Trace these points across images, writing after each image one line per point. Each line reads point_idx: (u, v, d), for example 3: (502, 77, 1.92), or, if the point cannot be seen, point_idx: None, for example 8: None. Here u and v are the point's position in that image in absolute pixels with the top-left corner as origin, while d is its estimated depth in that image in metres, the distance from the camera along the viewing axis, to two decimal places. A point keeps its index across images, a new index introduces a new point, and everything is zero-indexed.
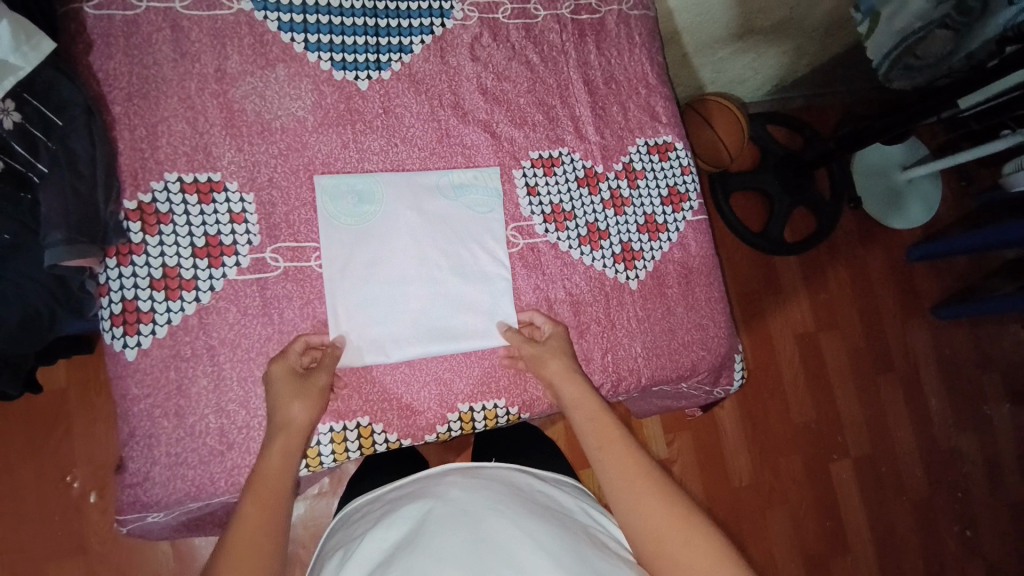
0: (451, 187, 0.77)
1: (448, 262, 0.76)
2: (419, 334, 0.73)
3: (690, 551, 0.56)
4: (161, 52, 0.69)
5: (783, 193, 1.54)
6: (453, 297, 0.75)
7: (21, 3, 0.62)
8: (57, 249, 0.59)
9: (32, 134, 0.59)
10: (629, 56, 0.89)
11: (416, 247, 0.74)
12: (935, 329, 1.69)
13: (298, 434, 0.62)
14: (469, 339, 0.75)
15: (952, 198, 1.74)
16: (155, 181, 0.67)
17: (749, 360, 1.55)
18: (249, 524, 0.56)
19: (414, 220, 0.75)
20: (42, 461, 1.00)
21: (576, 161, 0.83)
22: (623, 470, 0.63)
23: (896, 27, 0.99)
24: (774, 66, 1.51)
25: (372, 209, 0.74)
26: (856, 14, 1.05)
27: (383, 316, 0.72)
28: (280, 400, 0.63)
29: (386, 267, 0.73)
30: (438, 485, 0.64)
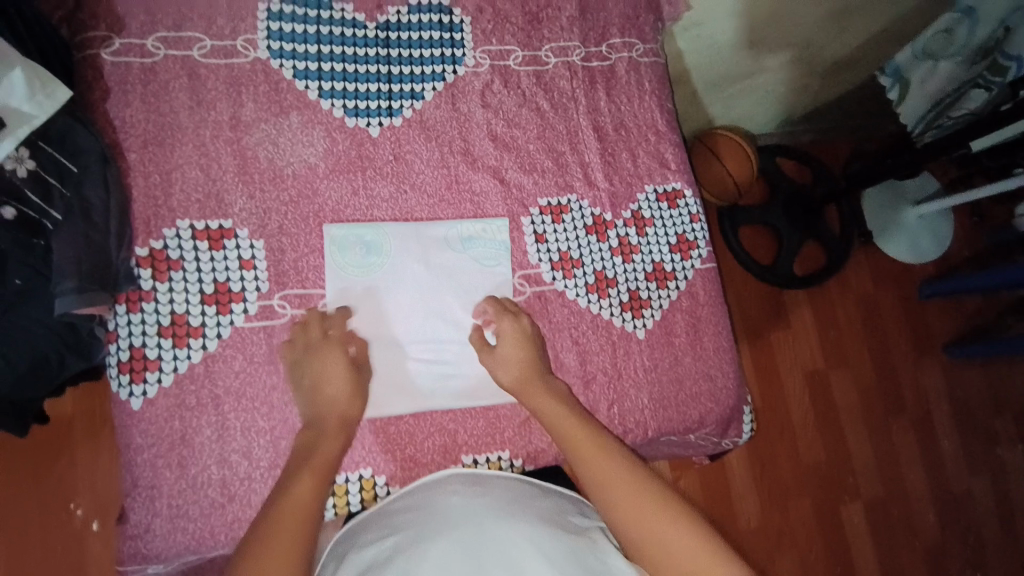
0: (459, 239, 0.77)
1: (453, 317, 0.76)
2: (427, 388, 0.73)
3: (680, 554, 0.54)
4: (179, 99, 0.71)
5: (789, 231, 1.54)
6: (458, 353, 0.75)
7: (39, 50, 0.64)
8: (67, 298, 0.59)
9: (46, 181, 0.60)
10: (639, 103, 0.89)
11: (422, 300, 0.75)
12: (946, 367, 1.66)
13: (342, 424, 0.64)
14: (470, 396, 0.74)
15: (963, 234, 1.73)
16: (168, 227, 0.68)
17: (758, 395, 1.53)
18: (295, 492, 0.56)
19: (420, 272, 0.75)
20: (47, 489, 1.00)
21: (585, 209, 0.83)
22: (635, 508, 0.57)
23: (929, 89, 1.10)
24: (783, 103, 1.51)
25: (379, 260, 0.74)
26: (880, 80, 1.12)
27: (397, 364, 0.73)
28: (341, 394, 0.64)
29: (405, 319, 0.74)
30: (438, 495, 0.62)
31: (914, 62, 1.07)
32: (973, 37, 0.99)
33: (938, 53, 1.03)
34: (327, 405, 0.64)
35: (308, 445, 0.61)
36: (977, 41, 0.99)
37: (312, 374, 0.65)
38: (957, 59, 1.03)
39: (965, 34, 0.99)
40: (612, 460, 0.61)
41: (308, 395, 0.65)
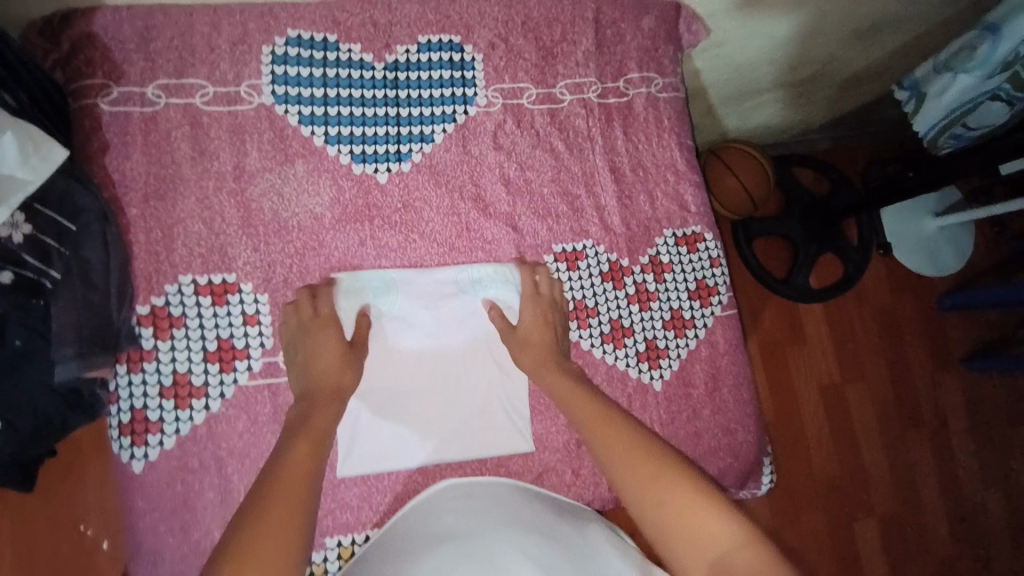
0: (468, 283, 0.75)
1: (463, 362, 0.73)
2: (435, 439, 0.71)
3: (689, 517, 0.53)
4: (181, 150, 0.68)
5: (808, 248, 1.49)
6: (465, 401, 0.73)
7: (36, 104, 0.64)
8: (68, 364, 0.58)
9: (44, 243, 0.59)
10: (657, 141, 0.85)
11: (432, 344, 0.73)
12: (966, 386, 1.62)
13: (339, 399, 0.62)
14: (476, 449, 0.72)
15: (987, 252, 1.67)
16: (169, 283, 0.66)
17: (770, 407, 1.50)
18: (296, 462, 0.54)
19: (429, 317, 0.73)
20: (53, 508, 0.95)
21: (601, 255, 0.80)
22: (640, 470, 0.57)
23: (946, 104, 1.04)
24: (801, 118, 1.46)
25: (388, 304, 0.72)
26: (898, 93, 1.10)
27: (396, 372, 0.71)
28: (331, 368, 0.64)
29: (416, 327, 0.72)
30: (433, 515, 0.63)
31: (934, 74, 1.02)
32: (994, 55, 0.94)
33: (960, 67, 0.98)
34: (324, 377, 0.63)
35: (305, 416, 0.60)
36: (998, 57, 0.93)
37: (311, 357, 0.64)
38: (977, 74, 0.97)
39: (988, 52, 0.94)
40: (624, 431, 0.61)
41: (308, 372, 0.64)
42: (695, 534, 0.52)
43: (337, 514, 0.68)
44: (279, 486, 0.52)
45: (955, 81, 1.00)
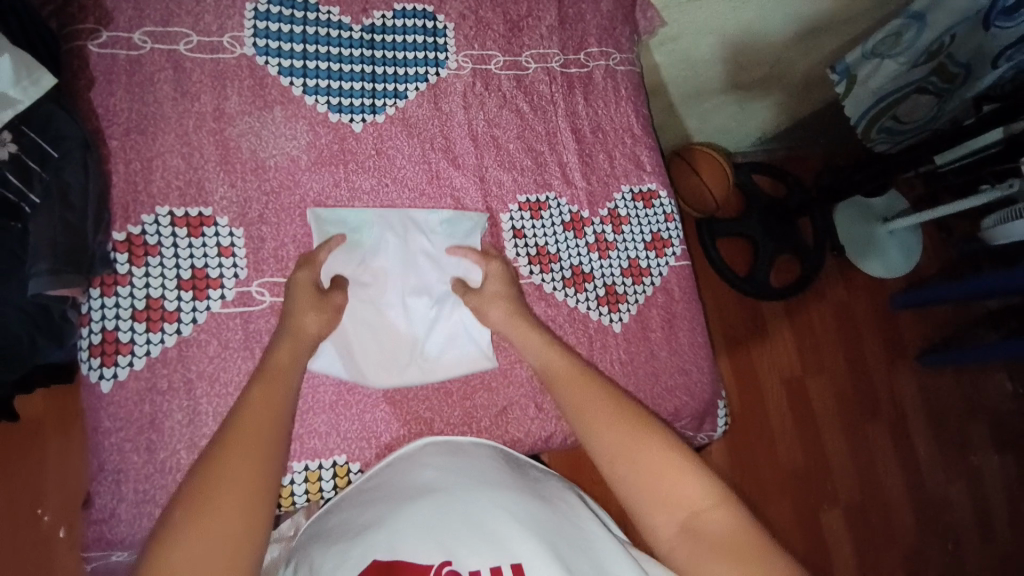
0: (434, 223, 0.79)
1: (430, 295, 0.77)
2: (402, 365, 0.75)
3: (666, 480, 0.57)
4: (163, 90, 0.72)
5: (768, 245, 1.58)
6: (430, 331, 0.77)
7: (25, 39, 0.65)
8: (41, 279, 0.60)
9: (27, 165, 0.62)
10: (615, 108, 0.92)
11: (401, 278, 0.77)
12: (921, 378, 1.70)
13: (305, 344, 0.63)
14: (442, 371, 0.76)
15: (934, 250, 1.79)
16: (146, 214, 0.69)
17: (736, 402, 1.55)
18: (252, 401, 0.55)
19: (399, 252, 0.77)
20: (11, 492, 0.96)
21: (562, 206, 0.85)
22: (616, 430, 0.61)
23: (870, 86, 1.25)
24: (759, 119, 1.55)
25: (362, 238, 0.75)
26: (833, 76, 1.26)
27: (370, 298, 0.75)
28: (298, 308, 0.64)
29: (386, 255, 0.76)
30: (413, 468, 0.64)
31: (863, 61, 1.20)
32: (921, 38, 1.13)
33: (887, 52, 1.17)
34: (299, 331, 0.63)
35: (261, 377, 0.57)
36: (922, 43, 1.14)
37: (298, 309, 0.64)
38: (901, 59, 1.18)
39: (911, 38, 1.14)
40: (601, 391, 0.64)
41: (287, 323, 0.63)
42: (673, 501, 0.56)
43: (304, 440, 0.70)
44: (234, 448, 0.51)
45: (883, 64, 1.19)
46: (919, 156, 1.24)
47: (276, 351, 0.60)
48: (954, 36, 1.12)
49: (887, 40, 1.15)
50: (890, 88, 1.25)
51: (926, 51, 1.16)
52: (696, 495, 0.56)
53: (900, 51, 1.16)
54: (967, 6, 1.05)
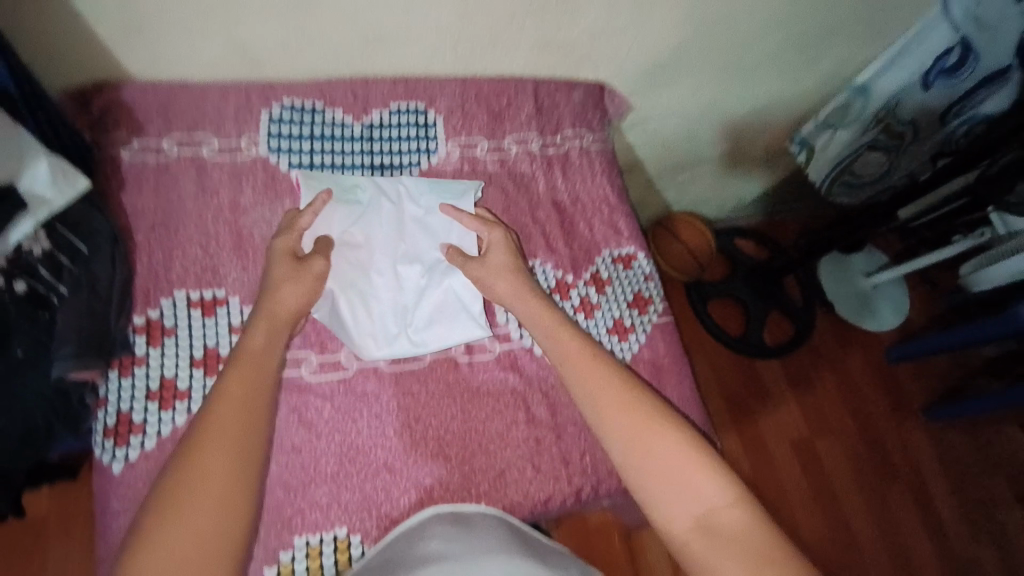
0: (423, 188, 0.86)
1: (418, 262, 0.85)
2: (393, 330, 0.81)
3: (677, 470, 0.62)
4: (185, 188, 0.81)
5: (757, 305, 1.64)
6: (420, 298, 0.83)
7: (64, 150, 0.75)
8: (65, 362, 0.65)
9: (58, 259, 0.68)
10: (592, 181, 1.02)
11: (392, 242, 0.84)
12: (929, 430, 1.68)
13: (279, 326, 0.69)
14: (437, 339, 0.82)
15: (917, 300, 1.85)
16: (165, 298, 0.76)
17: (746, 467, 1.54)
18: (230, 388, 0.61)
19: (390, 217, 0.85)
20: None
21: (548, 272, 0.91)
22: (627, 419, 0.65)
23: (827, 154, 1.39)
24: (734, 187, 1.65)
25: (354, 201, 0.84)
26: (793, 147, 1.42)
27: (361, 260, 0.83)
28: (276, 282, 0.71)
29: (377, 221, 0.84)
30: (421, 543, 0.65)
31: (817, 131, 1.36)
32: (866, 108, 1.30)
33: (838, 122, 1.33)
34: (275, 310, 0.69)
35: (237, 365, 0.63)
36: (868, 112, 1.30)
37: (280, 280, 0.72)
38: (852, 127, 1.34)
39: (858, 108, 1.30)
40: (615, 382, 0.69)
41: (263, 298, 0.70)
42: (684, 489, 0.61)
43: (306, 513, 0.71)
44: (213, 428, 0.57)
45: (836, 134, 1.36)
46: (881, 210, 1.33)
47: (252, 329, 0.67)
48: (898, 102, 1.28)
49: (837, 112, 1.32)
50: (844, 153, 1.39)
51: (875, 116, 1.31)
52: (706, 488, 0.61)
53: (848, 121, 1.33)
54: (906, 72, 1.23)
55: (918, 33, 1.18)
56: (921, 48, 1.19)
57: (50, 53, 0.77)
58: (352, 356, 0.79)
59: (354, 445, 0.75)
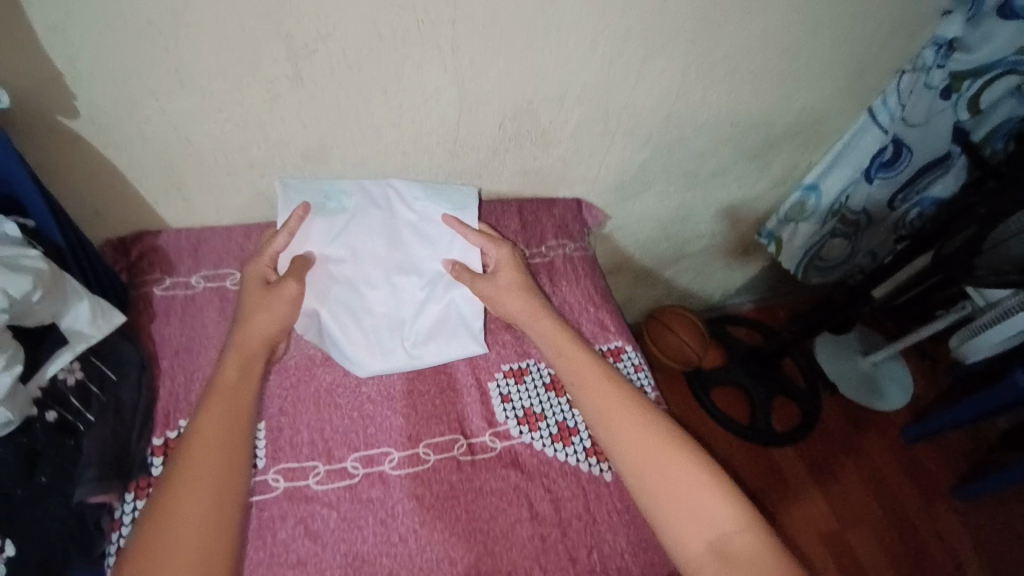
0: (418, 192, 0.94)
1: (409, 274, 0.95)
2: (387, 344, 0.91)
3: (690, 496, 0.67)
4: (208, 316, 0.90)
5: (761, 391, 1.64)
6: (414, 311, 0.94)
7: (102, 292, 0.85)
8: (88, 486, 0.70)
9: (89, 389, 0.76)
10: (576, 284, 1.12)
11: (384, 250, 0.93)
12: (962, 513, 1.60)
13: (249, 359, 0.75)
14: (432, 354, 0.92)
15: (918, 374, 1.86)
16: (183, 418, 0.82)
17: None
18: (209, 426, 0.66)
19: (379, 223, 0.93)
20: None
21: (543, 369, 0.96)
22: (641, 448, 0.71)
23: (795, 244, 1.55)
24: (715, 280, 1.76)
25: (340, 206, 0.91)
26: (763, 239, 1.58)
27: (350, 269, 0.92)
28: (252, 310, 0.79)
29: (364, 228, 0.92)
30: None
31: (780, 225, 1.52)
32: (820, 203, 1.45)
33: (798, 218, 1.49)
34: (245, 342, 0.76)
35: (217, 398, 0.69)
36: (823, 205, 1.45)
37: (251, 309, 0.79)
38: (812, 220, 1.49)
39: (813, 204, 1.46)
40: (634, 412, 0.74)
41: (236, 331, 0.77)
42: (694, 516, 0.66)
43: None
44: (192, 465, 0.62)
45: (799, 228, 1.51)
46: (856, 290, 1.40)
47: (224, 368, 0.72)
48: (849, 197, 1.43)
49: (795, 209, 1.48)
50: (811, 242, 1.54)
51: (830, 209, 1.46)
52: (720, 517, 0.65)
53: (806, 217, 1.49)
54: (850, 171, 1.39)
55: (851, 139, 1.35)
56: (859, 150, 1.36)
57: (89, 216, 0.88)
58: (357, 463, 0.82)
59: (360, 555, 0.75)
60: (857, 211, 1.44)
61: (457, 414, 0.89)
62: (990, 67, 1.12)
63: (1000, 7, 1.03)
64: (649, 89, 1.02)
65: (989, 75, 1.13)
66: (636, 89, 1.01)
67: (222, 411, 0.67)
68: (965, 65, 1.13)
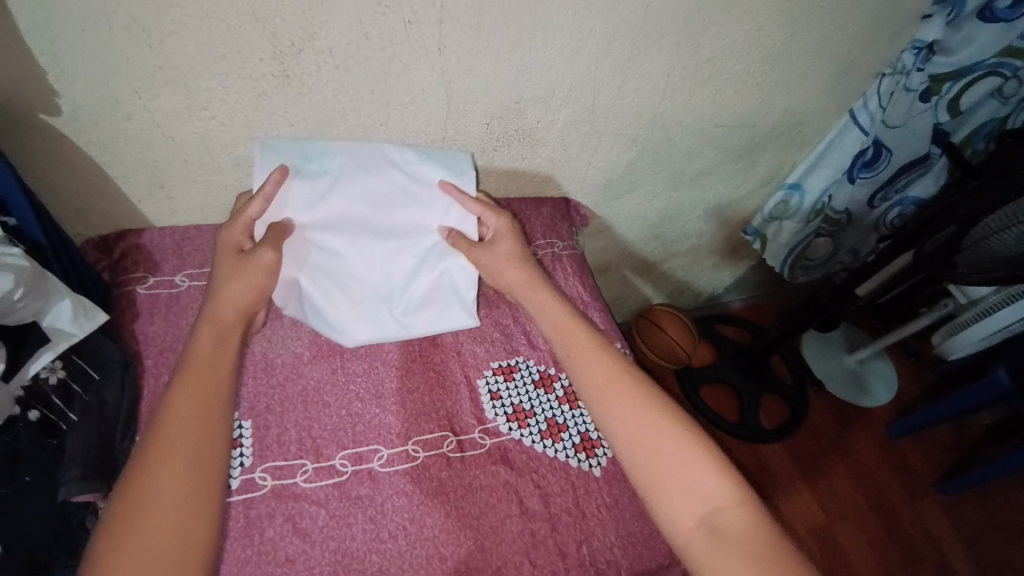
0: (413, 157, 0.91)
1: (397, 240, 0.93)
2: (375, 314, 0.93)
3: (680, 470, 0.68)
4: (194, 315, 0.90)
5: (749, 388, 1.68)
6: (403, 279, 0.94)
7: (84, 290, 0.84)
8: (71, 485, 0.68)
9: (71, 389, 0.75)
10: (565, 282, 1.13)
11: (369, 215, 0.91)
12: (945, 506, 1.62)
13: (225, 329, 0.74)
14: (422, 323, 0.94)
15: (901, 371, 1.89)
16: None
17: None
18: (186, 395, 0.65)
19: (364, 188, 0.89)
20: None
21: (531, 367, 0.97)
22: (632, 421, 0.71)
23: (780, 242, 1.58)
24: (702, 279, 1.78)
25: (321, 167, 0.86)
26: (748, 237, 1.60)
27: (335, 235, 0.90)
28: (223, 280, 0.77)
29: (346, 191, 0.88)
30: None
31: (765, 223, 1.54)
32: (803, 203, 1.48)
33: (782, 215, 1.51)
34: (220, 313, 0.74)
35: (191, 372, 0.68)
36: (806, 205, 1.48)
37: (224, 279, 0.77)
38: (796, 219, 1.51)
39: (796, 203, 1.48)
40: (626, 388, 0.74)
41: (210, 302, 0.75)
42: (683, 491, 0.67)
43: None
44: (171, 433, 0.62)
45: (783, 225, 1.54)
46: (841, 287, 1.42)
47: (199, 338, 0.72)
48: (831, 196, 1.46)
49: (779, 207, 1.50)
50: (795, 241, 1.58)
51: (813, 208, 1.49)
52: (709, 490, 0.66)
53: (791, 215, 1.51)
54: (832, 172, 1.41)
55: (832, 141, 1.36)
56: (841, 149, 1.37)
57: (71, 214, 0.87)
58: (345, 460, 0.81)
59: (349, 552, 0.75)
60: (839, 211, 1.48)
61: (447, 411, 0.89)
62: (970, 69, 1.17)
63: (981, 11, 1.08)
64: (635, 90, 1.03)
65: (969, 77, 1.19)
66: (623, 90, 1.02)
67: (198, 379, 0.67)
68: (945, 68, 1.17)
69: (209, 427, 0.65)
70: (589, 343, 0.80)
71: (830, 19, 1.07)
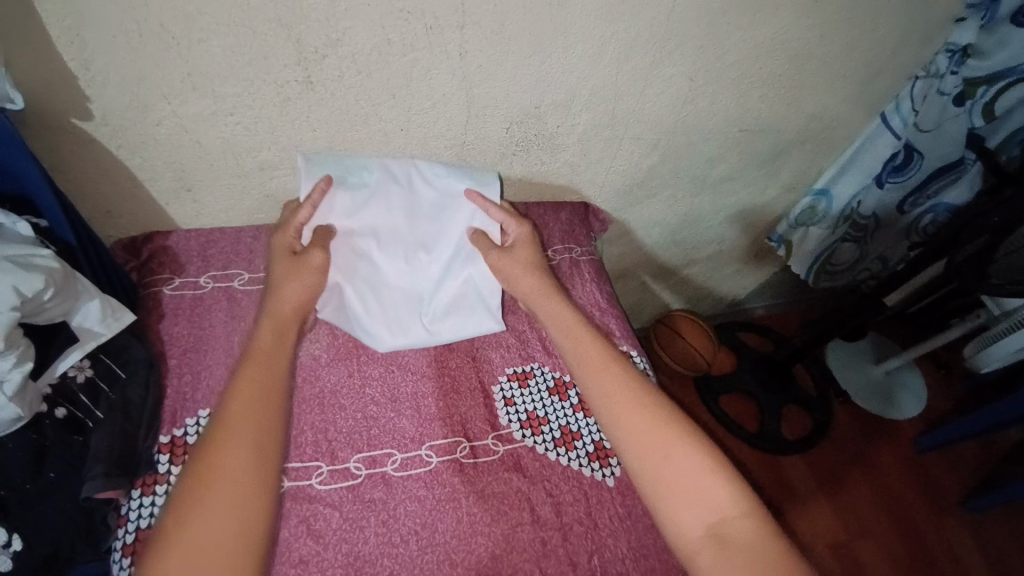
0: (440, 172, 0.93)
1: (428, 248, 0.95)
2: (406, 320, 0.94)
3: (690, 481, 0.67)
4: (216, 317, 0.92)
5: (770, 397, 1.64)
6: (433, 287, 0.96)
7: (113, 291, 0.86)
8: (96, 481, 0.71)
9: (98, 387, 0.78)
10: (582, 288, 1.12)
11: (404, 225, 0.93)
12: (974, 525, 1.57)
13: (283, 324, 0.79)
14: (449, 330, 0.95)
15: (931, 383, 1.83)
16: (190, 417, 0.82)
17: None
18: (250, 382, 0.70)
19: (398, 199, 0.92)
20: None
21: (546, 374, 0.97)
22: (640, 431, 0.70)
23: (805, 249, 1.55)
24: (723, 286, 1.75)
25: (362, 181, 0.89)
26: (772, 243, 1.57)
27: (372, 245, 0.92)
28: (283, 279, 0.82)
29: (381, 201, 0.91)
30: None
31: (790, 229, 1.51)
32: (831, 208, 1.44)
33: (809, 221, 1.48)
34: (279, 309, 0.80)
35: (250, 364, 0.72)
36: (834, 210, 1.44)
37: (281, 280, 0.82)
38: (823, 225, 1.49)
39: (824, 208, 1.44)
40: (634, 396, 0.73)
41: (269, 299, 0.80)
42: (695, 503, 0.66)
43: None
44: (239, 416, 0.67)
45: (809, 232, 1.51)
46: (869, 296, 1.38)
47: (260, 333, 0.76)
48: (859, 202, 1.42)
49: (806, 212, 1.46)
50: (820, 248, 1.55)
51: (841, 213, 1.46)
52: (720, 501, 0.65)
53: (818, 221, 1.47)
54: (862, 176, 1.37)
55: (864, 145, 1.32)
56: (871, 153, 1.33)
57: (102, 216, 0.90)
58: (359, 463, 0.82)
59: (361, 555, 0.75)
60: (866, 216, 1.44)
61: (461, 417, 0.89)
62: (1005, 73, 1.12)
63: (1014, 15, 1.03)
64: (657, 95, 1.02)
65: (1004, 81, 1.13)
66: (644, 95, 1.01)
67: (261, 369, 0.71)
68: (978, 72, 1.13)
69: (271, 411, 0.69)
70: (596, 351, 0.80)
71: (860, 21, 1.04)
